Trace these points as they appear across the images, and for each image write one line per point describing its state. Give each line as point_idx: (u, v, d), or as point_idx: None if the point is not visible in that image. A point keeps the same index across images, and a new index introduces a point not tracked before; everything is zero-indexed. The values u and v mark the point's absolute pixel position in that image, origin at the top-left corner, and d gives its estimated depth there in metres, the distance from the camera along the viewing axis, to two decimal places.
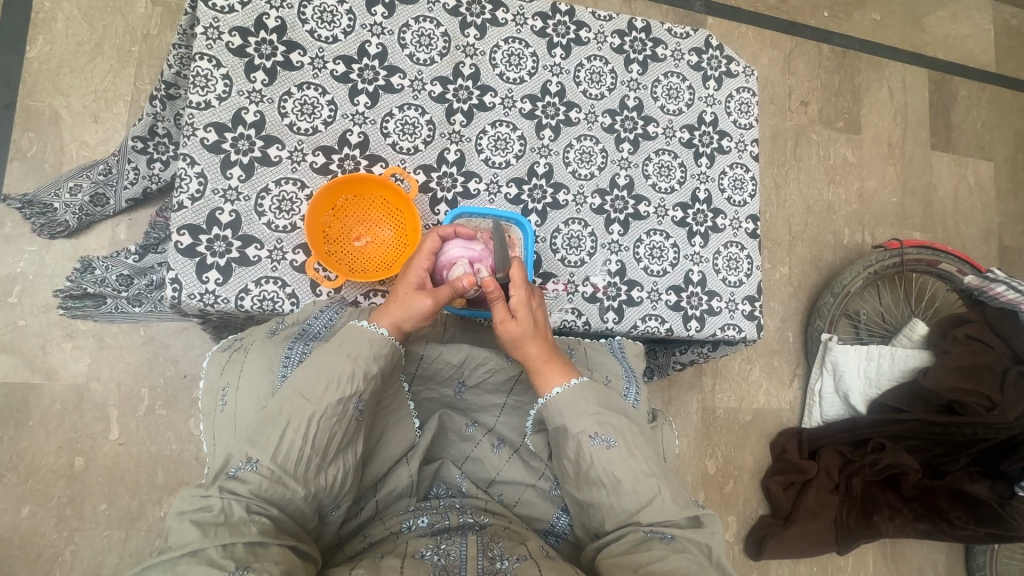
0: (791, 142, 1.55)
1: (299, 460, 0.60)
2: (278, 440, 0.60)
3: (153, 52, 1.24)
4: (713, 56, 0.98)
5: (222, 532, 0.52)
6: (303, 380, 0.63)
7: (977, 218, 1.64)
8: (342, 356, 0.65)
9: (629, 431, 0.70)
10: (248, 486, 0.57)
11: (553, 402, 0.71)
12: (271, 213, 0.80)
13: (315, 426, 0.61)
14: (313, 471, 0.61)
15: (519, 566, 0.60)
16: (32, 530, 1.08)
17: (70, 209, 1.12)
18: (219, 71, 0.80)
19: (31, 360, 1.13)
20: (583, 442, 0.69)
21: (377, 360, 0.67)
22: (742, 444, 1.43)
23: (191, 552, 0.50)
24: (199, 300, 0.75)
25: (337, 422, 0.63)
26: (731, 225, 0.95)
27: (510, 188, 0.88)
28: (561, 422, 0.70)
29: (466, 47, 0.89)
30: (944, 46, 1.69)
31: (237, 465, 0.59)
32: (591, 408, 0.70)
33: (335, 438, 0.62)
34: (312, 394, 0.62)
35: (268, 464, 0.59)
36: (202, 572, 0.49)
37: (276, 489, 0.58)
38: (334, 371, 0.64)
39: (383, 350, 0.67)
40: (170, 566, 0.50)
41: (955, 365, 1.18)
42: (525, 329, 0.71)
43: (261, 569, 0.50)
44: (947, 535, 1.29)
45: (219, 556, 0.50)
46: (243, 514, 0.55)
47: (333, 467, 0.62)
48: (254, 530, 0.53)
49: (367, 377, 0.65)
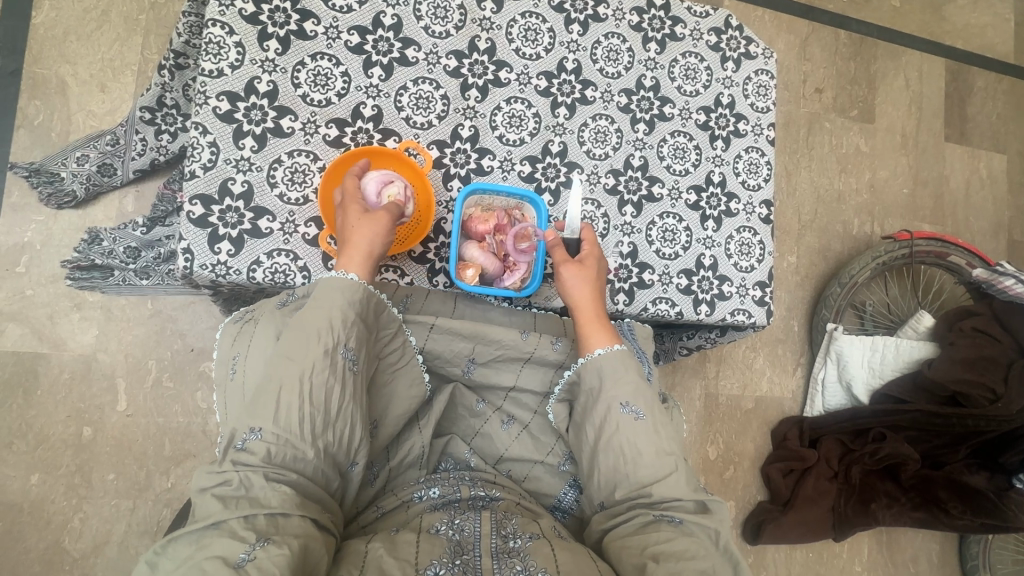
0: (804, 129, 1.54)
1: (302, 419, 0.59)
2: (276, 403, 0.59)
3: (160, 21, 1.22)
4: (732, 36, 0.97)
5: (242, 504, 0.53)
6: (287, 343, 0.63)
7: (988, 211, 1.63)
8: (317, 309, 0.65)
9: (659, 409, 0.70)
10: (258, 455, 0.57)
11: (594, 361, 0.72)
12: (283, 184, 0.79)
13: (309, 380, 0.61)
14: (319, 428, 0.60)
15: (531, 545, 0.60)
16: (41, 498, 1.09)
17: (78, 178, 1.11)
18: (232, 38, 0.78)
19: (38, 329, 1.13)
20: (613, 409, 0.70)
21: (352, 305, 0.66)
22: (743, 430, 1.43)
23: (212, 525, 0.51)
24: (211, 271, 0.75)
25: (331, 375, 0.62)
26: (744, 210, 0.95)
27: (523, 166, 0.87)
28: (598, 383, 0.72)
29: (482, 20, 0.87)
30: (962, 35, 1.67)
31: (242, 437, 0.58)
32: (629, 377, 0.71)
33: (332, 390, 0.62)
34: (298, 350, 0.62)
35: (272, 428, 0.58)
36: (225, 545, 0.49)
37: (285, 452, 0.58)
38: (312, 327, 0.63)
39: (356, 295, 0.67)
40: (194, 538, 0.50)
41: (961, 358, 1.17)
42: (584, 278, 0.76)
43: (281, 541, 0.50)
44: (942, 524, 1.31)
45: (241, 528, 0.51)
46: (262, 484, 0.55)
47: (338, 421, 0.62)
48: (276, 502, 0.54)
49: (347, 324, 0.65)
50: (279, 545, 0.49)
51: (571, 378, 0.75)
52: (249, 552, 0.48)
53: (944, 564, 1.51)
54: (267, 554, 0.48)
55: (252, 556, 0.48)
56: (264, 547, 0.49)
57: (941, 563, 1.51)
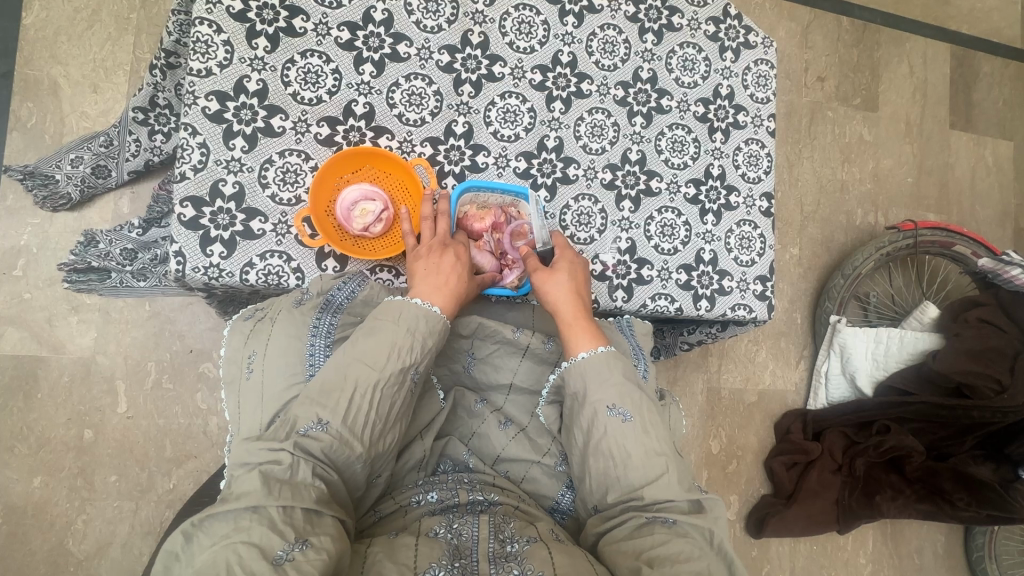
0: (806, 119, 1.52)
1: (365, 424, 0.61)
2: (348, 404, 0.60)
3: (151, 20, 1.20)
4: (731, 26, 0.95)
5: (284, 492, 0.52)
6: (364, 345, 0.63)
7: (994, 199, 1.61)
8: (399, 325, 0.65)
9: (648, 409, 0.70)
10: (320, 445, 0.57)
11: (577, 365, 0.72)
12: (275, 184, 0.78)
13: (380, 393, 0.62)
14: (375, 436, 0.62)
15: (528, 550, 0.59)
16: (45, 500, 1.09)
17: (72, 181, 1.10)
18: (220, 36, 0.77)
19: (37, 333, 1.13)
20: (599, 411, 0.69)
21: (432, 335, 0.67)
22: (746, 424, 1.42)
23: (250, 508, 0.49)
24: (203, 274, 0.74)
25: (398, 392, 0.63)
26: (745, 204, 0.93)
27: (519, 162, 0.86)
28: (581, 388, 0.71)
29: (475, 14, 0.86)
30: (967, 20, 1.64)
31: (306, 424, 0.58)
32: (615, 378, 0.71)
33: (395, 406, 0.63)
34: (376, 360, 0.62)
35: (339, 425, 0.59)
36: (263, 535, 0.48)
37: (342, 451, 0.59)
38: (394, 338, 0.64)
39: (437, 326, 0.67)
40: (232, 518, 0.49)
41: (966, 348, 1.15)
42: (559, 279, 0.76)
43: (320, 545, 0.49)
44: (948, 516, 1.29)
45: (280, 520, 0.49)
46: (308, 475, 0.55)
47: (389, 435, 0.63)
48: (313, 497, 0.53)
49: (423, 349, 0.66)
50: (317, 550, 0.49)
51: (558, 383, 0.75)
52: (288, 551, 0.47)
53: (950, 555, 1.50)
54: (307, 557, 0.48)
55: (290, 556, 0.47)
56: (302, 550, 0.48)
57: (946, 554, 1.50)
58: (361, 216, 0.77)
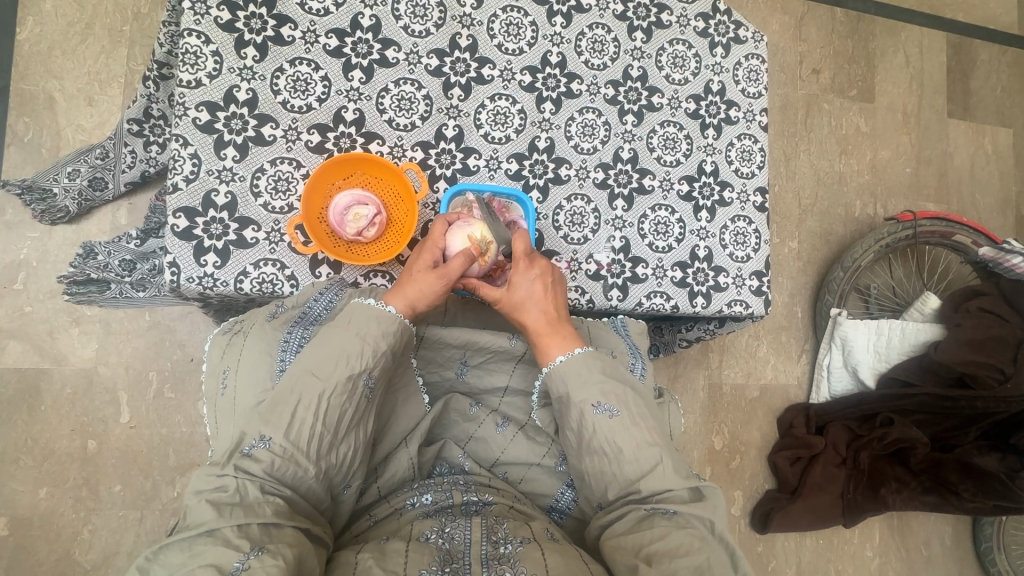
0: (802, 112, 1.51)
1: (312, 437, 0.60)
2: (291, 418, 0.60)
3: (144, 31, 1.21)
4: (720, 21, 0.95)
5: (237, 513, 0.52)
6: (312, 358, 0.63)
7: (994, 187, 1.60)
8: (349, 333, 0.65)
9: (633, 402, 0.70)
10: (262, 464, 0.57)
11: (557, 369, 0.71)
12: (267, 193, 0.78)
13: (326, 403, 0.61)
14: (324, 448, 0.61)
15: (522, 551, 0.59)
16: (50, 511, 1.10)
17: (70, 194, 1.11)
18: (208, 47, 0.77)
19: (40, 345, 1.14)
20: (586, 411, 0.69)
21: (386, 338, 0.66)
22: (749, 419, 1.42)
23: (206, 532, 0.50)
24: (197, 284, 0.75)
25: (348, 400, 0.63)
26: (738, 199, 0.93)
27: (510, 164, 0.86)
28: (564, 391, 0.70)
29: (462, 17, 0.86)
30: (963, 7, 1.63)
31: (250, 442, 0.59)
32: (595, 376, 0.70)
33: (346, 415, 0.63)
34: (322, 370, 0.62)
35: (281, 441, 0.59)
36: (218, 553, 0.48)
37: (288, 468, 0.58)
38: (343, 348, 0.64)
39: (391, 327, 0.67)
40: (187, 545, 0.50)
41: (968, 339, 1.14)
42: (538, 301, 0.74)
43: (276, 550, 0.50)
44: (954, 507, 1.28)
45: (234, 536, 0.50)
46: (258, 495, 0.55)
47: (344, 445, 0.63)
48: (269, 511, 0.54)
49: (376, 354, 0.65)
50: (274, 555, 0.49)
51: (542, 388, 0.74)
52: (244, 561, 0.48)
53: (958, 547, 1.49)
54: (262, 563, 0.48)
55: (246, 565, 0.48)
56: (258, 556, 0.48)
57: (955, 545, 1.49)
58: (351, 219, 0.77)
